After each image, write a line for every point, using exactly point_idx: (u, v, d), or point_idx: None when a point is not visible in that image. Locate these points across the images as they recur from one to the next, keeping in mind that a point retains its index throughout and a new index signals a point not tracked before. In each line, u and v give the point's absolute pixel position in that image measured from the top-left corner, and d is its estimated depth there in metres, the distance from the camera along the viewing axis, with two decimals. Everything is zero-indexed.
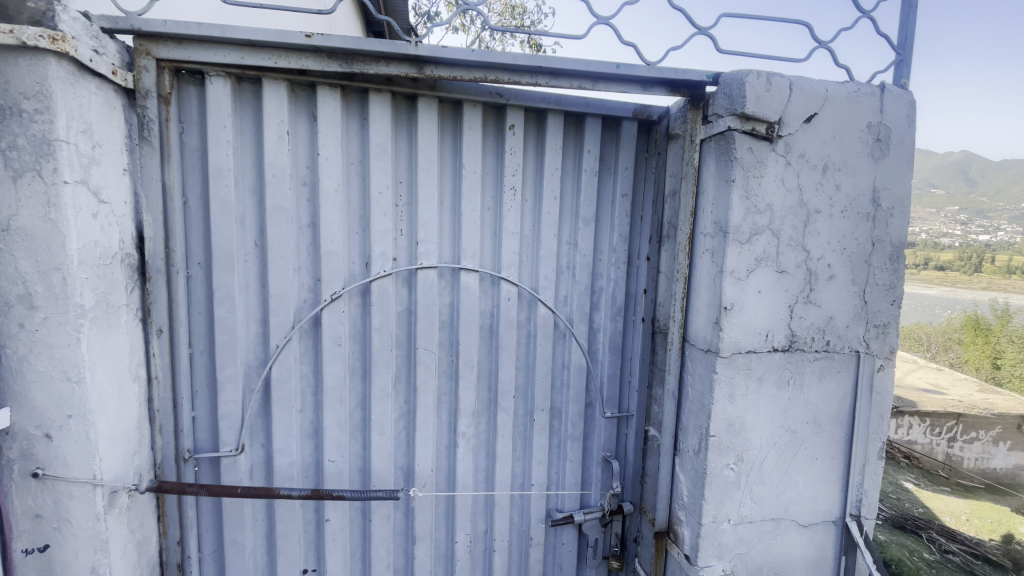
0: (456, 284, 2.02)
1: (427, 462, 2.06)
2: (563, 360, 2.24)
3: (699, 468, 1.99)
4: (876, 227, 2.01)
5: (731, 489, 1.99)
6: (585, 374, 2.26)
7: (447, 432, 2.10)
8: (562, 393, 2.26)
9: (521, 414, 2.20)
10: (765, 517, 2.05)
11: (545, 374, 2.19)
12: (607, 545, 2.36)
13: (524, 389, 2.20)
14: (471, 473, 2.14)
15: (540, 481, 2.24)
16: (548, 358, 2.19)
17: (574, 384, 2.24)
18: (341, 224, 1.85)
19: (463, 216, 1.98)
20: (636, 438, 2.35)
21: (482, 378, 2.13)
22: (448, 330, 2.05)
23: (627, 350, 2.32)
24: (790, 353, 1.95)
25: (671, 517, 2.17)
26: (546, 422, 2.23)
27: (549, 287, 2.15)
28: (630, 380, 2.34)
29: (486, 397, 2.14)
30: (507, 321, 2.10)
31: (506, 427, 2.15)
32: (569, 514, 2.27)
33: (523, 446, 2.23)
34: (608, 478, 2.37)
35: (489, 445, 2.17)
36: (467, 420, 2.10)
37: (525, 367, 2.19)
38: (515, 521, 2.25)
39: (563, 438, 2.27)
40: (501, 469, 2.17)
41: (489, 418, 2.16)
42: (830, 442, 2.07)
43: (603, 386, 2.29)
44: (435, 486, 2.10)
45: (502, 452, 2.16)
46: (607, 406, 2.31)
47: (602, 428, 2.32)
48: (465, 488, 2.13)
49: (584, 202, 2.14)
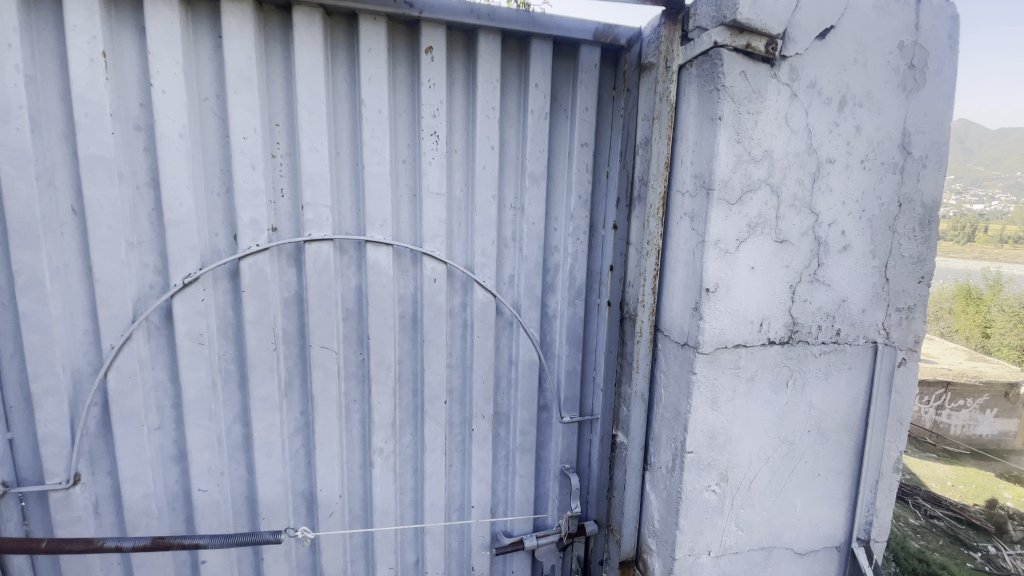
0: (362, 262, 1.56)
1: (333, 485, 1.65)
2: (509, 354, 1.79)
3: (672, 490, 1.58)
4: (904, 182, 1.56)
5: (713, 516, 1.57)
6: (537, 372, 1.82)
7: (359, 448, 1.67)
8: (509, 396, 1.83)
9: (456, 423, 1.77)
10: (754, 547, 1.64)
11: (485, 373, 1.75)
12: (567, 569, 2.02)
13: (459, 392, 1.76)
14: (393, 497, 1.73)
15: (481, 501, 1.84)
16: (490, 353, 1.74)
17: (524, 384, 1.80)
18: (192, 183, 1.38)
19: (366, 170, 1.48)
20: (601, 447, 1.93)
21: (404, 380, 1.69)
22: (354, 322, 1.60)
23: (589, 339, 1.88)
24: (791, 345, 1.52)
25: (641, 544, 1.76)
26: (488, 431, 1.80)
27: (487, 264, 1.68)
28: (592, 375, 1.92)
29: (411, 404, 1.71)
30: (434, 309, 1.64)
31: (436, 439, 1.73)
32: (519, 539, 1.88)
33: (460, 460, 1.81)
34: (567, 493, 1.97)
35: (415, 460, 1.75)
36: (384, 434, 1.67)
37: (460, 364, 1.74)
38: (452, 549, 1.85)
39: (509, 448, 1.86)
40: (432, 489, 1.76)
41: (414, 430, 1.73)
42: (838, 454, 1.65)
43: (560, 386, 1.86)
44: (346, 515, 1.69)
45: (432, 469, 1.75)
46: (566, 409, 1.89)
47: (559, 435, 1.90)
48: (385, 515, 1.72)
49: (531, 154, 1.65)
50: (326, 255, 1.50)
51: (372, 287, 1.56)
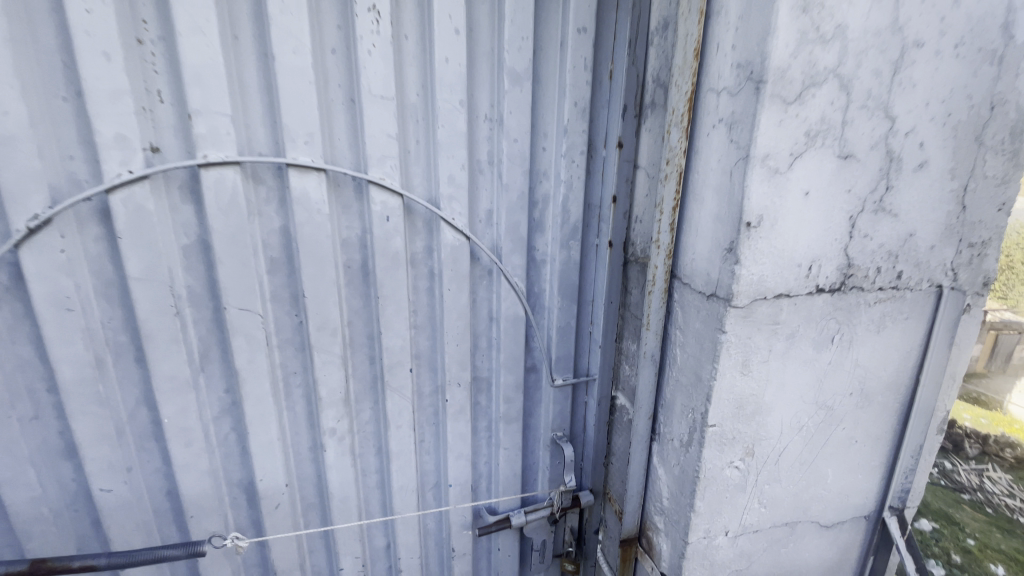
0: (286, 194, 1.17)
1: (276, 474, 1.34)
2: (489, 309, 1.45)
3: (686, 467, 1.31)
4: (1002, 77, 1.18)
5: (734, 494, 1.32)
6: (524, 329, 1.48)
7: (305, 428, 1.36)
8: (491, 359, 1.50)
9: (426, 393, 1.45)
10: (777, 524, 1.41)
11: (460, 334, 1.41)
12: (559, 541, 1.82)
13: (428, 357, 1.42)
14: (353, 482, 1.44)
15: (460, 478, 1.57)
16: (465, 310, 1.39)
17: (507, 344, 1.48)
18: (16, 80, 0.95)
19: (278, 62, 1.05)
20: (598, 411, 1.66)
21: (357, 346, 1.33)
22: (284, 273, 1.23)
23: (585, 287, 1.54)
24: (842, 293, 1.20)
25: (645, 521, 1.52)
26: (466, 401, 1.49)
27: (457, 197, 1.29)
28: (587, 330, 1.60)
29: (368, 375, 1.37)
30: (389, 256, 1.27)
31: (401, 414, 1.42)
32: (506, 517, 1.64)
33: (433, 435, 1.51)
34: (558, 462, 1.71)
35: (378, 438, 1.45)
36: (336, 411, 1.35)
37: (428, 324, 1.39)
38: (428, 531, 1.61)
39: (491, 417, 1.57)
40: (399, 469, 1.48)
41: (374, 404, 1.41)
42: (880, 418, 1.39)
43: (551, 344, 1.54)
44: (296, 505, 1.40)
45: (399, 447, 1.45)
46: (557, 371, 1.58)
47: (550, 400, 1.61)
48: (344, 502, 1.44)
49: (511, 44, 1.22)
50: (234, 186, 1.11)
51: (302, 228, 1.18)
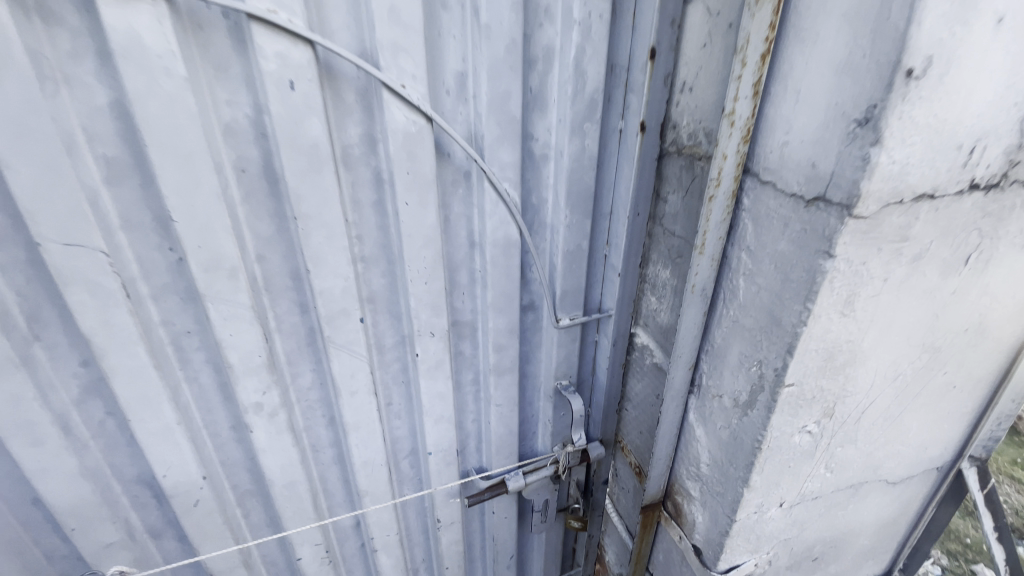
0: (104, 41, 0.68)
1: (185, 466, 0.98)
2: (468, 229, 1.01)
3: (742, 434, 0.97)
4: None
5: (799, 462, 1.00)
6: (519, 256, 1.06)
7: (220, 405, 0.97)
8: (474, 298, 1.10)
9: (388, 348, 1.05)
10: (841, 487, 1.12)
11: (432, 267, 0.98)
12: (563, 496, 1.55)
13: (387, 301, 1.00)
14: (301, 464, 1.09)
15: (442, 445, 1.23)
16: (435, 232, 0.94)
17: (498, 277, 1.06)
18: None
19: None
20: (613, 354, 1.30)
21: (277, 290, 0.91)
22: (134, 182, 0.77)
23: (602, 194, 1.10)
24: (999, 191, 0.80)
25: (673, 486, 1.23)
26: (444, 355, 1.10)
27: (409, 50, 0.79)
28: (603, 253, 1.18)
29: (302, 330, 0.96)
30: (304, 150, 0.80)
31: (354, 378, 1.03)
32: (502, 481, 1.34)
33: (403, 399, 1.14)
34: (563, 415, 1.38)
35: (327, 409, 1.07)
36: (259, 383, 0.95)
37: (381, 255, 0.95)
38: (406, 504, 1.30)
39: (478, 369, 1.20)
40: (362, 444, 1.12)
41: (316, 367, 1.01)
42: (989, 357, 1.06)
43: (556, 274, 1.13)
44: (225, 498, 1.06)
45: (357, 419, 1.08)
46: (564, 308, 1.18)
47: (553, 345, 1.24)
48: (290, 488, 1.10)
49: None
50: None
51: (144, 103, 0.70)
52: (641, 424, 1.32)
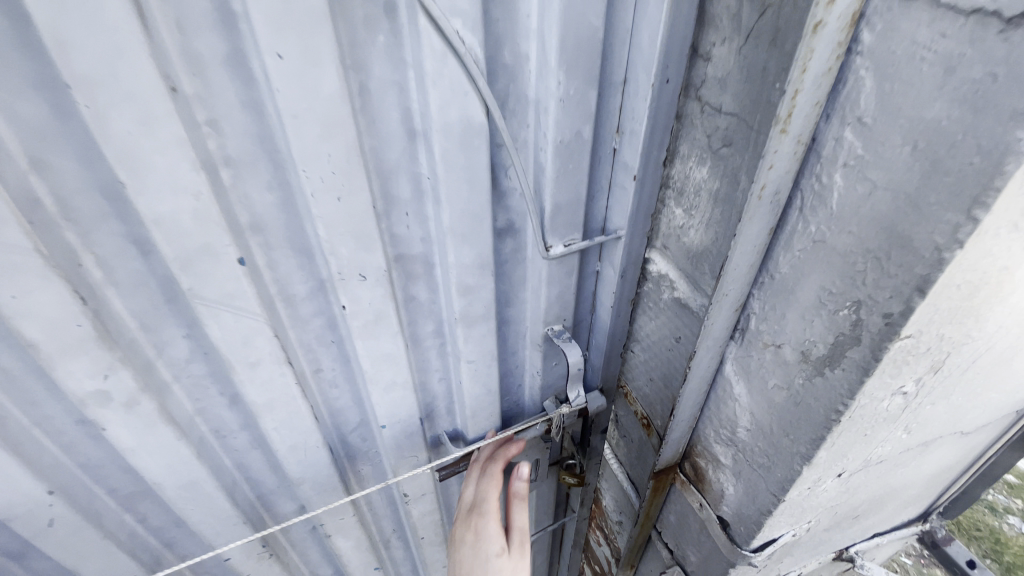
0: None
1: (10, 483, 0.68)
2: (403, 110, 0.64)
3: (807, 400, 0.69)
4: None
5: (878, 429, 0.74)
6: (486, 154, 0.70)
7: (48, 401, 0.64)
8: (425, 222, 0.75)
9: (301, 300, 0.72)
10: (911, 447, 0.88)
11: (346, 173, 0.62)
12: (557, 449, 1.33)
13: (284, 230, 0.65)
14: (201, 459, 0.80)
15: (399, 415, 0.95)
16: (343, 113, 0.58)
17: (456, 189, 0.71)
18: None
19: None
20: (620, 287, 0.99)
21: (85, 221, 0.55)
22: None
23: (612, 52, 0.72)
24: None
25: (694, 450, 0.96)
26: (386, 304, 0.77)
27: None
28: (612, 148, 0.82)
29: (152, 281, 0.62)
30: None
31: (249, 347, 0.71)
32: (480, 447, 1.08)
33: (338, 365, 0.83)
34: (556, 364, 1.10)
35: (225, 388, 0.75)
36: (90, 362, 0.63)
37: (255, 154, 0.59)
38: (361, 482, 1.05)
39: (441, 319, 0.88)
40: (285, 427, 0.83)
41: (192, 334, 0.68)
42: None
43: (543, 180, 0.78)
44: (97, 509, 0.78)
45: (268, 399, 0.78)
46: (556, 231, 0.85)
47: (541, 280, 0.92)
48: (191, 487, 0.82)
49: None
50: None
51: None
52: (652, 371, 1.05)
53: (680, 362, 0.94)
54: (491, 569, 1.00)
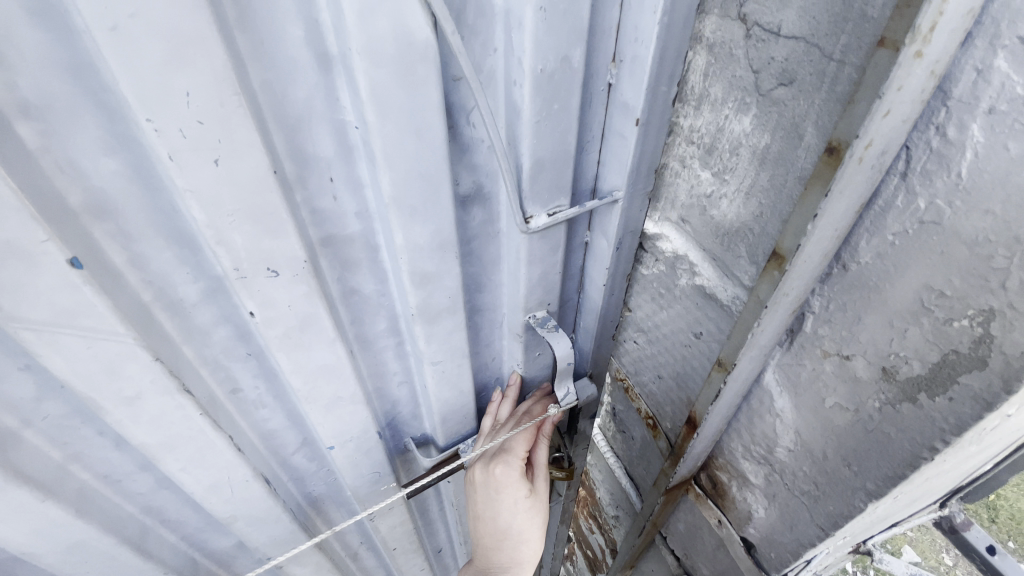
0: None
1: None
2: (309, 23, 0.42)
3: (886, 429, 0.52)
4: None
5: (960, 453, 0.58)
6: (438, 91, 0.48)
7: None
8: (359, 190, 0.54)
9: (192, 306, 0.53)
10: (969, 454, 0.74)
11: (223, 123, 0.41)
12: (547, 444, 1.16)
13: (147, 207, 0.44)
14: (88, 516, 0.61)
15: (354, 433, 0.76)
16: (202, 26, 0.36)
17: (394, 141, 0.49)
18: None
19: None
20: (613, 262, 0.80)
21: None
22: None
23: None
24: None
25: (714, 465, 0.81)
26: (315, 306, 0.57)
27: None
28: (607, 85, 0.61)
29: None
30: None
31: (118, 377, 0.49)
32: (456, 450, 0.92)
33: (263, 384, 0.64)
34: (538, 354, 0.90)
35: (100, 428, 0.55)
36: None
37: (53, 91, 0.36)
38: (312, 501, 0.89)
39: (394, 314, 0.69)
40: (195, 471, 0.63)
41: (32, 365, 0.47)
42: None
43: (517, 128, 0.57)
44: None
45: (169, 439, 0.58)
46: (535, 197, 0.64)
47: (518, 260, 0.71)
48: (79, 550, 0.62)
49: None
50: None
51: None
52: (660, 367, 0.88)
53: (701, 363, 0.77)
54: (517, 514, 0.95)
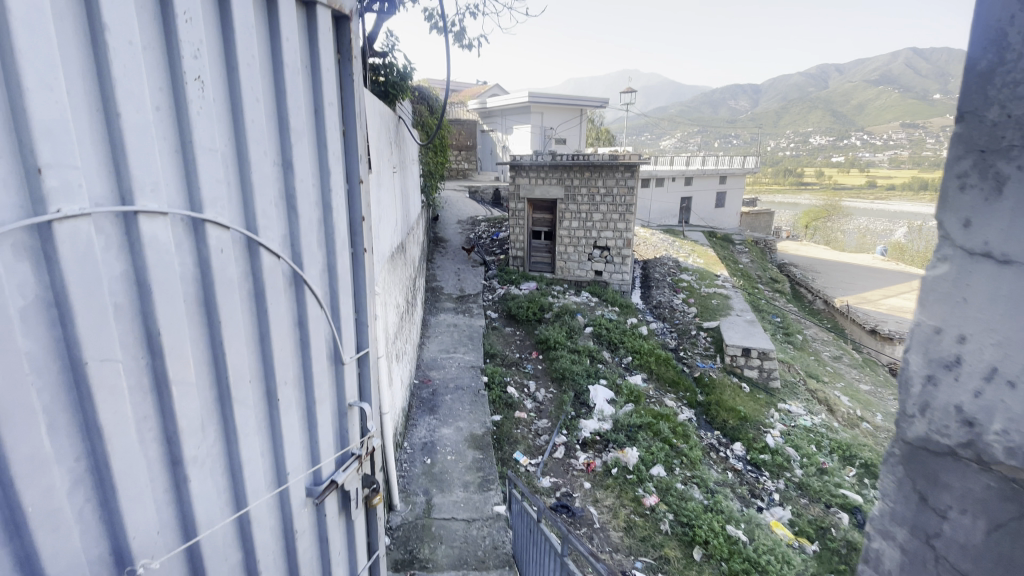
0: (133, 241, 1.13)
1: (75, 559, 1.08)
2: (293, 319, 1.77)
3: None
4: None
5: None
6: (320, 322, 1.91)
7: (153, 465, 1.25)
8: (301, 354, 1.82)
9: (257, 401, 1.62)
10: None
11: (279, 340, 1.67)
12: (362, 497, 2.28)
13: (253, 368, 1.58)
14: (205, 501, 1.42)
15: (294, 458, 1.80)
16: (278, 321, 1.66)
17: (316, 335, 1.88)
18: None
19: (123, 118, 1.08)
20: (364, 378, 2.35)
21: (213, 377, 1.42)
22: (144, 322, 1.18)
23: (357, 259, 2.23)
24: None
25: None
26: (288, 390, 1.75)
27: (271, 226, 1.59)
28: (357, 318, 2.25)
29: (194, 393, 1.33)
30: (225, 283, 1.40)
31: (244, 420, 1.54)
32: (332, 480, 2.01)
33: (264, 451, 1.67)
34: (351, 424, 2.20)
35: (235, 442, 1.51)
36: (159, 435, 1.26)
37: (255, 324, 1.58)
38: (287, 526, 1.80)
39: (305, 398, 1.87)
40: (260, 461, 1.63)
41: (220, 427, 1.47)
42: None
43: (337, 328, 2.05)
44: (168, 543, 1.32)
45: (247, 455, 1.56)
46: (347, 350, 2.13)
47: (341, 375, 2.10)
48: (200, 548, 1.42)
49: (258, 95, 1.51)
50: (74, 160, 0.99)
51: (159, 274, 1.18)
52: None
53: None
54: None
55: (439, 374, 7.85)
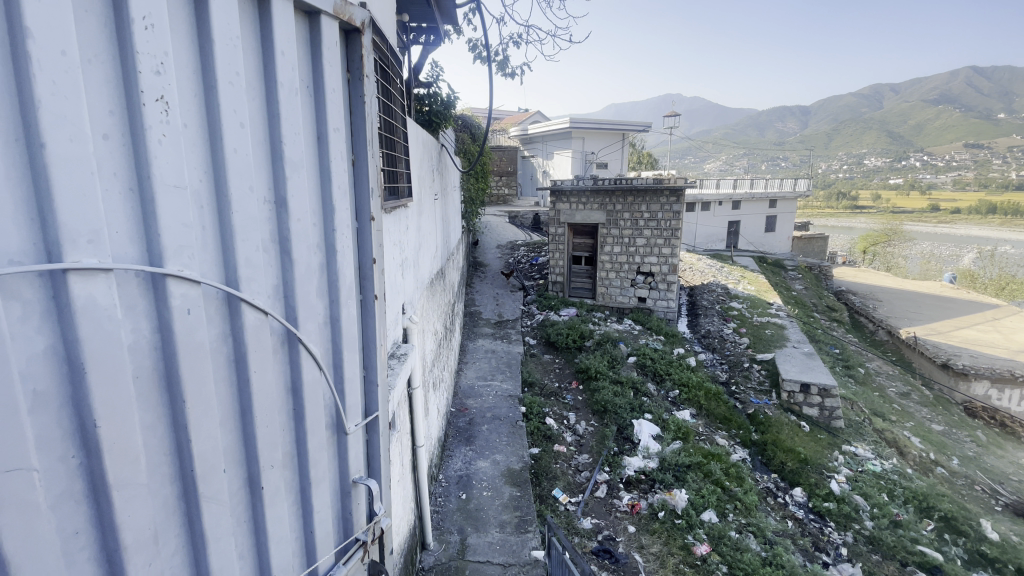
0: (57, 307, 0.89)
1: None
2: (287, 384, 1.48)
3: None
4: None
5: None
6: (320, 387, 1.60)
7: None
8: (296, 426, 1.52)
9: (238, 491, 1.31)
10: None
11: (266, 413, 1.38)
12: None
13: (232, 451, 1.29)
14: None
15: (283, 554, 1.46)
16: (266, 389, 1.37)
17: (314, 403, 1.58)
18: None
19: (50, 151, 0.85)
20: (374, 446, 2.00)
21: (176, 469, 1.14)
22: (75, 410, 0.93)
23: (366, 306, 1.93)
24: None
25: None
26: (278, 472, 1.44)
27: (257, 277, 1.32)
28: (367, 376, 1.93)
29: (146, 496, 1.05)
30: (192, 350, 1.13)
31: (218, 517, 1.23)
32: None
33: (244, 553, 1.34)
34: (356, 503, 1.84)
35: (204, 547, 1.20)
36: (95, 556, 0.97)
37: (235, 395, 1.30)
38: None
39: (302, 480, 1.54)
40: (237, 567, 1.30)
41: (187, 531, 1.17)
42: None
43: (342, 391, 1.73)
44: None
45: (219, 562, 1.24)
46: (352, 416, 1.80)
47: (344, 446, 1.76)
48: None
49: (245, 122, 1.27)
50: None
51: (97, 348, 0.93)
52: None
53: None
54: None
55: (476, 402, 7.43)
